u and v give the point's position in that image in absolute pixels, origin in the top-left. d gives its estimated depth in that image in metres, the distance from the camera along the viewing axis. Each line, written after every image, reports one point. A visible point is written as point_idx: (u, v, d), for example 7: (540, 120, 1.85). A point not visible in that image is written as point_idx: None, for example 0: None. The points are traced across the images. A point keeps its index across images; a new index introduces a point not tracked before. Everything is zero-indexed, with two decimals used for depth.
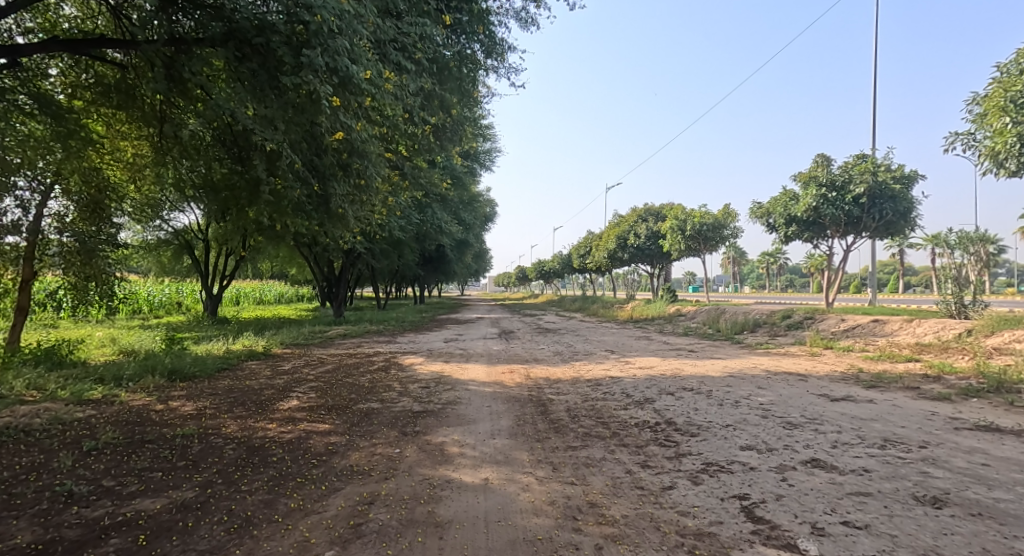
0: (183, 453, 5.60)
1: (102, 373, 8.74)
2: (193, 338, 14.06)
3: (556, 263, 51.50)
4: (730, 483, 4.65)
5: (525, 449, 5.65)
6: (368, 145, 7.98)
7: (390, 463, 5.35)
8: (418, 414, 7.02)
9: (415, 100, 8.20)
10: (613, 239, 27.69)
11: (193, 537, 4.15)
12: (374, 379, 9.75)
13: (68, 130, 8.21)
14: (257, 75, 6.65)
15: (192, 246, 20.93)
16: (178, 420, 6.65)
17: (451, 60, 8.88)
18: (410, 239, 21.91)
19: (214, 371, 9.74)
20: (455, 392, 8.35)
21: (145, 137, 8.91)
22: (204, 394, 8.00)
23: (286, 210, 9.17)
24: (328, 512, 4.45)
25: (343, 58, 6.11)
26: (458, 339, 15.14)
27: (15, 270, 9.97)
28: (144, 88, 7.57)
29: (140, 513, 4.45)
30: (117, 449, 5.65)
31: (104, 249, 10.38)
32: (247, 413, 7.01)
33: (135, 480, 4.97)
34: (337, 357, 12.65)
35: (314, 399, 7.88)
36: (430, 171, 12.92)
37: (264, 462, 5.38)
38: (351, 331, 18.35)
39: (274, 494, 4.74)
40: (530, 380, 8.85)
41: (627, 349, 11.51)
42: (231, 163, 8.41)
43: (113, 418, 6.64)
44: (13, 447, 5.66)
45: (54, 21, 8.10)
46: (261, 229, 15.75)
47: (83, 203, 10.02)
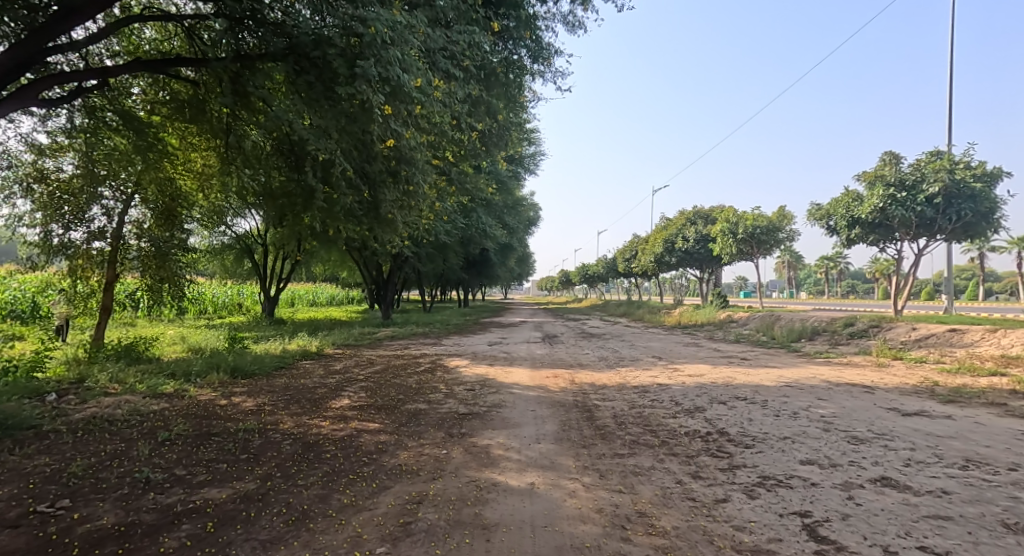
0: (245, 446, 5.74)
1: (173, 368, 9.12)
2: (254, 337, 14.54)
3: (601, 268, 51.05)
4: (790, 499, 4.47)
5: (570, 454, 5.59)
6: (416, 152, 8.08)
7: (438, 464, 5.36)
8: (463, 416, 7.03)
9: (462, 107, 8.34)
10: (659, 243, 27.28)
11: (254, 527, 4.23)
12: (422, 380, 9.86)
13: (147, 144, 8.50)
14: (313, 87, 6.84)
15: (253, 250, 21.66)
16: (240, 415, 6.83)
17: (498, 66, 9.12)
18: (455, 243, 22.10)
19: (273, 368, 10.06)
20: (500, 395, 8.34)
21: (213, 148, 9.16)
22: (263, 391, 8.22)
23: (338, 215, 9.40)
24: (379, 509, 4.49)
25: (395, 68, 6.23)
26: (501, 343, 15.14)
27: (101, 272, 10.52)
28: (213, 102, 7.82)
29: (209, 501, 4.58)
30: (187, 441, 5.84)
31: (177, 253, 10.82)
32: (303, 410, 7.15)
33: (204, 470, 5.12)
34: (386, 358, 12.84)
35: (365, 398, 7.99)
36: (476, 176, 13.06)
37: (319, 458, 5.46)
38: (398, 333, 18.69)
39: (328, 489, 4.80)
40: (576, 385, 8.76)
41: (675, 356, 11.30)
42: (289, 172, 8.69)
43: (184, 411, 6.91)
44: (99, 434, 5.98)
45: (137, 43, 8.52)
46: (316, 235, 16.21)
47: (158, 211, 10.46)
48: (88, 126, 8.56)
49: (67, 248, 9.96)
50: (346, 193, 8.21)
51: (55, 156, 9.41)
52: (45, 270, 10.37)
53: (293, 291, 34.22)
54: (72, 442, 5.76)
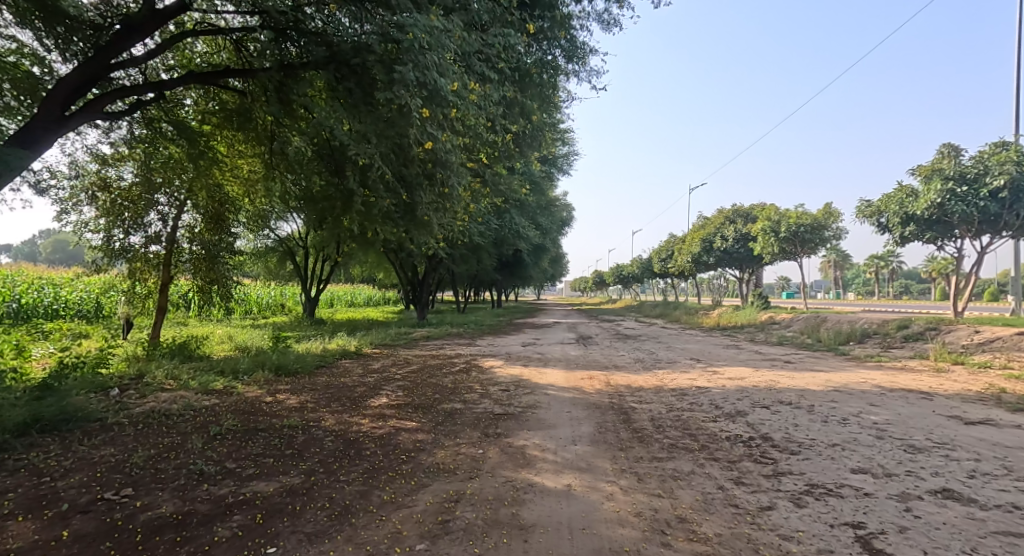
0: (290, 441, 5.86)
1: (222, 366, 9.39)
2: (296, 337, 14.91)
3: (635, 268, 50.55)
4: (841, 509, 4.31)
5: (607, 457, 5.51)
6: (452, 155, 8.15)
7: (474, 463, 5.36)
8: (498, 416, 7.01)
9: (497, 108, 8.41)
10: (697, 242, 26.87)
11: (300, 520, 4.32)
12: (457, 380, 9.90)
13: (199, 152, 8.94)
14: (353, 93, 7.12)
15: (295, 252, 22.15)
16: (285, 411, 6.98)
17: (532, 67, 9.19)
18: (488, 243, 22.16)
19: (315, 367, 10.25)
20: (534, 395, 8.31)
21: (258, 155, 9.43)
22: (305, 389, 8.38)
23: (377, 218, 9.66)
24: (418, 507, 4.51)
25: (433, 72, 6.33)
26: (535, 343, 15.10)
27: (157, 274, 11.00)
28: (258, 111, 8.21)
29: (257, 494, 4.70)
30: (236, 435, 6.00)
31: (225, 256, 11.20)
32: (343, 408, 7.25)
33: (252, 464, 5.25)
34: (422, 358, 12.92)
35: (403, 397, 8.05)
36: (510, 177, 13.08)
37: (359, 455, 5.53)
38: (433, 333, 18.81)
39: (368, 485, 4.86)
40: (611, 387, 8.66)
41: (714, 358, 11.08)
42: (329, 176, 8.90)
43: (233, 407, 7.10)
44: (157, 427, 6.24)
45: (189, 57, 8.87)
46: (355, 237, 16.57)
47: (208, 216, 10.85)
48: (147, 136, 9.11)
49: (127, 252, 10.57)
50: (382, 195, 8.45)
51: (118, 165, 10.05)
52: (106, 272, 10.93)
53: (331, 292, 34.82)
54: (134, 433, 6.03)
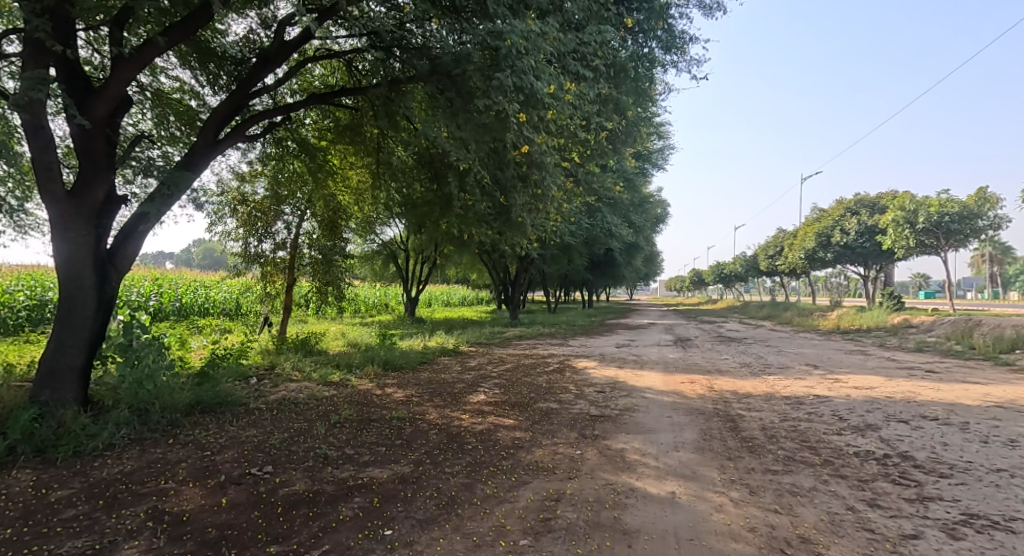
0: (399, 432, 6.67)
1: (338, 360, 10.63)
2: (400, 334, 15.78)
3: (740, 266, 48.43)
4: (1010, 545, 3.76)
5: (714, 466, 5.26)
6: (546, 156, 9.20)
7: (572, 463, 5.56)
8: (596, 419, 7.21)
9: (592, 106, 8.79)
10: (811, 238, 25.29)
11: (412, 507, 4.77)
12: (551, 380, 10.19)
13: (319, 164, 10.62)
14: (453, 102, 7.99)
15: (397, 255, 22.89)
16: (393, 404, 7.98)
17: (627, 62, 8.94)
18: (580, 243, 22.04)
19: (417, 363, 11.21)
20: (631, 399, 8.33)
21: (367, 165, 10.95)
22: (411, 383, 9.45)
23: (472, 219, 10.76)
24: (520, 503, 4.75)
25: (528, 75, 6.97)
26: (630, 344, 14.75)
27: (284, 276, 12.50)
28: (366, 124, 10.10)
29: (372, 479, 5.32)
30: (353, 424, 6.93)
31: (339, 259, 12.67)
32: (444, 402, 8.12)
33: (367, 451, 6.00)
34: (516, 357, 12.92)
35: (499, 394, 8.88)
36: (602, 175, 12.93)
37: (461, 449, 6.12)
38: (527, 332, 18.95)
39: (471, 479, 5.28)
40: (715, 392, 8.21)
41: (835, 365, 10.25)
42: (428, 183, 10.58)
43: (349, 397, 8.24)
44: (289, 412, 7.37)
45: (308, 80, 10.98)
46: (450, 240, 17.42)
47: (323, 223, 12.33)
48: (275, 154, 10.61)
49: (260, 257, 12.10)
50: (479, 197, 9.54)
51: (252, 182, 11.81)
52: (243, 275, 12.59)
53: (430, 293, 36.23)
54: (271, 415, 7.22)
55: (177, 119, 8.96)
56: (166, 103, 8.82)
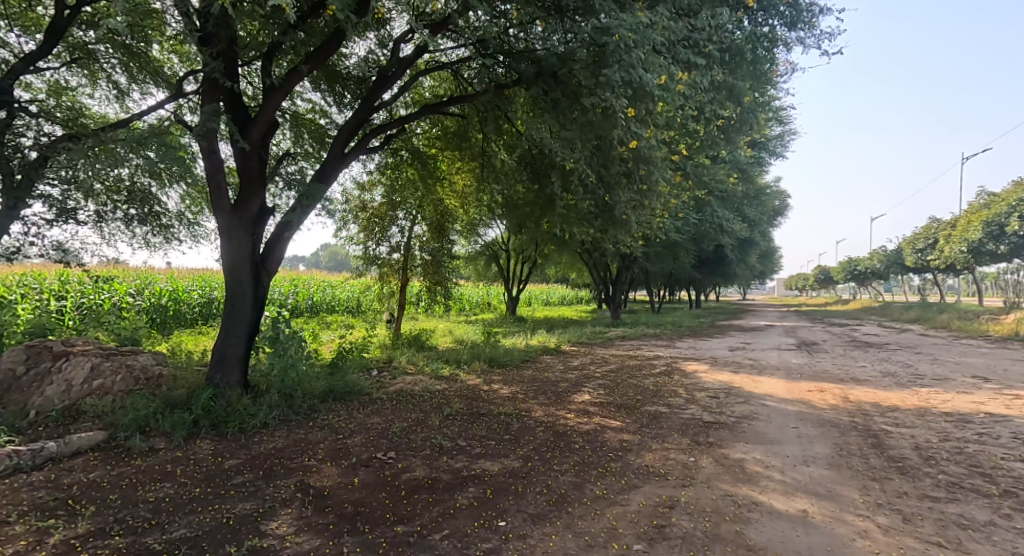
0: (507, 427, 7.21)
1: (448, 355, 11.20)
2: (503, 331, 15.65)
3: (879, 261, 44.44)
4: None
5: (853, 485, 5.19)
6: (654, 150, 9.01)
7: (686, 470, 5.74)
8: (710, 424, 7.10)
9: (708, 95, 8.52)
10: (978, 227, 22.77)
11: (524, 500, 5.23)
12: (659, 382, 9.69)
13: (428, 169, 11.11)
14: (559, 103, 8.39)
15: (498, 255, 22.88)
16: (499, 399, 8.52)
17: (745, 43, 8.46)
18: (687, 239, 21.09)
19: (522, 361, 11.46)
20: (750, 405, 7.81)
21: (473, 169, 11.49)
22: (516, 380, 9.83)
23: (575, 218, 10.42)
24: (632, 506, 5.05)
25: (637, 69, 7.18)
26: (745, 348, 13.74)
27: (399, 275, 12.94)
28: (473, 130, 10.58)
29: (485, 470, 5.86)
30: (464, 417, 7.60)
31: (446, 260, 12.94)
32: (550, 401, 8.48)
33: (478, 443, 6.62)
34: (620, 358, 12.46)
35: (605, 394, 8.83)
36: (714, 167, 12.24)
37: (569, 447, 6.49)
38: (631, 332, 18.44)
39: (581, 478, 5.63)
40: (849, 402, 7.46)
41: (1011, 379, 8.84)
42: (529, 182, 10.36)
43: (460, 391, 8.89)
44: (407, 403, 8.25)
45: (421, 92, 11.64)
46: (554, 237, 17.34)
47: (431, 226, 12.58)
48: (391, 163, 11.25)
49: (378, 258, 12.66)
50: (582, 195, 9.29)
51: (370, 189, 12.44)
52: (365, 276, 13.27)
53: (531, 292, 36.33)
54: (392, 405, 8.14)
55: (311, 136, 10.26)
56: (300, 122, 10.18)
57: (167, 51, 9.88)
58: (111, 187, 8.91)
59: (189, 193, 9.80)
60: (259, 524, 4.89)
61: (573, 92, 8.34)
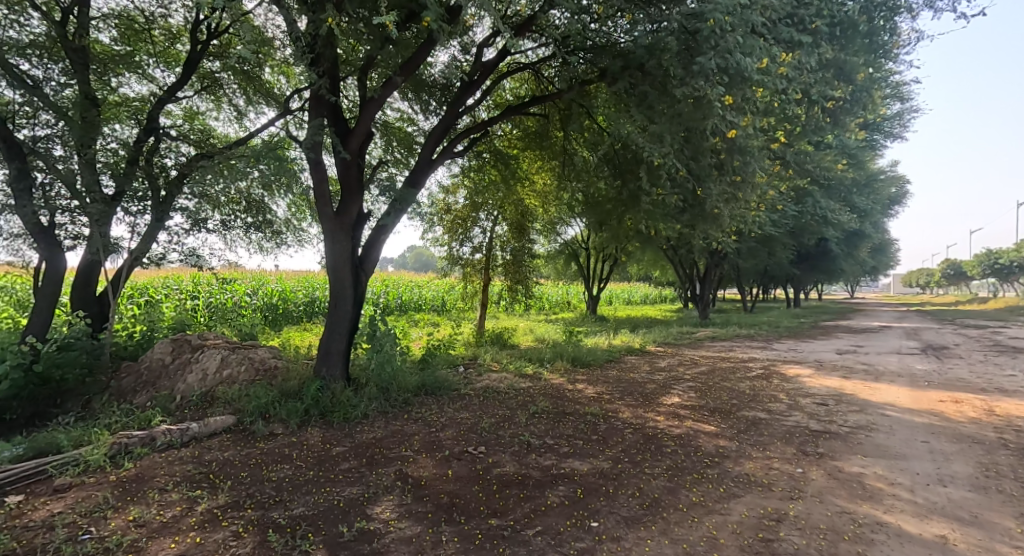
0: (594, 427, 6.86)
1: (532, 353, 10.94)
2: (585, 331, 15.20)
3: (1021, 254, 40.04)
4: None
5: (1002, 512, 4.58)
6: (751, 140, 8.44)
7: (795, 483, 5.22)
8: (818, 434, 6.45)
9: (815, 74, 7.97)
10: None
11: (616, 502, 4.99)
12: (757, 386, 8.96)
13: (509, 171, 10.92)
14: (647, 95, 7.97)
15: (579, 254, 22.47)
16: (585, 399, 8.10)
17: (858, 14, 7.94)
18: (785, 232, 19.84)
19: (605, 360, 11.02)
20: (866, 414, 7.02)
21: (552, 170, 11.25)
22: (601, 381, 9.37)
23: (660, 213, 10.01)
24: (733, 517, 4.68)
25: (733, 55, 6.78)
26: (856, 351, 12.59)
27: (481, 275, 12.82)
28: (552, 130, 10.36)
29: (574, 470, 5.63)
30: (550, 415, 7.32)
31: (527, 259, 12.70)
32: (637, 402, 8.02)
33: (565, 443, 6.35)
34: (712, 360, 11.70)
35: (696, 398, 8.25)
36: (822, 152, 11.35)
37: (660, 451, 6.08)
38: (722, 333, 17.42)
39: (674, 484, 5.28)
40: (992, 418, 6.58)
41: None
42: (612, 179, 10.03)
43: (544, 390, 8.58)
44: (493, 400, 8.08)
45: (502, 95, 11.47)
46: (640, 234, 16.74)
47: (512, 226, 12.42)
48: (475, 165, 11.14)
49: (462, 259, 12.59)
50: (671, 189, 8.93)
51: (453, 192, 12.41)
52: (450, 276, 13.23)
53: (612, 291, 35.51)
54: (479, 401, 8.02)
55: (400, 144, 10.33)
56: (390, 131, 10.27)
57: (277, 73, 10.39)
58: (234, 199, 9.40)
59: (299, 202, 10.20)
60: (365, 508, 4.97)
61: (661, 84, 7.88)
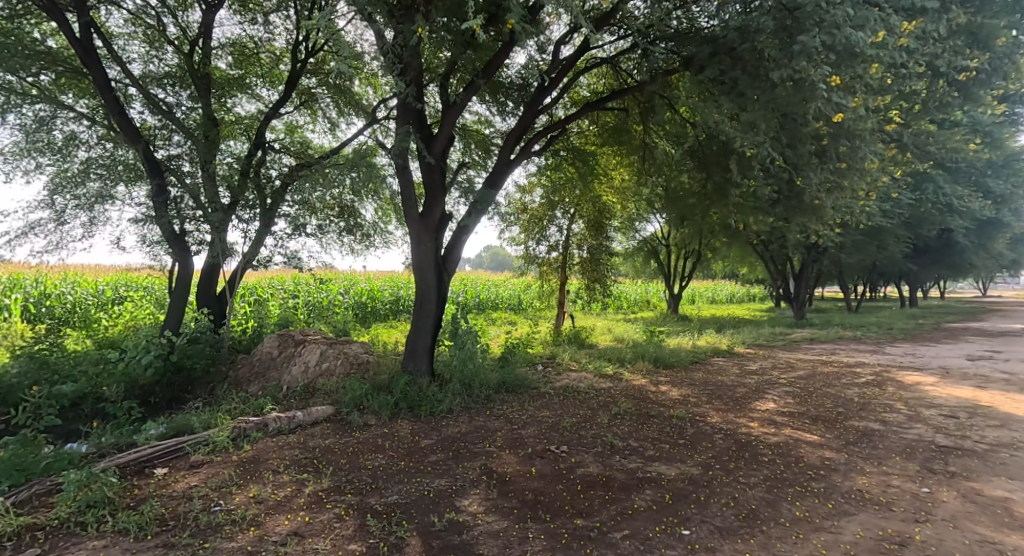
0: (681, 432, 6.52)
1: (611, 353, 10.28)
2: (667, 331, 14.38)
3: None
4: None
5: None
6: (864, 122, 7.42)
7: (919, 504, 4.99)
8: (948, 449, 6.10)
9: (942, 45, 7.04)
10: None
11: (708, 511, 4.83)
12: (865, 394, 8.14)
13: (588, 169, 10.47)
14: (739, 82, 7.29)
15: (657, 251, 21.52)
16: (670, 402, 7.61)
17: None
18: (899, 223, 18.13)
19: (691, 362, 10.19)
20: (1005, 432, 6.56)
21: (631, 165, 10.74)
22: (685, 382, 8.68)
23: (750, 206, 9.05)
24: (847, 536, 4.50)
25: (844, 30, 5.99)
26: (993, 358, 11.07)
27: (559, 273, 12.28)
28: (632, 122, 9.95)
29: (662, 474, 5.47)
30: (633, 417, 6.94)
31: (606, 257, 12.06)
32: (726, 406, 7.48)
33: (651, 446, 6.10)
34: (809, 362, 10.76)
35: (794, 405, 7.61)
36: (949, 132, 10.06)
37: (756, 459, 5.80)
38: (819, 334, 16.05)
39: (775, 495, 5.09)
40: None
41: None
42: (698, 171, 9.20)
43: (626, 391, 8.04)
44: (573, 399, 7.62)
45: (578, 91, 11.00)
46: (726, 229, 15.78)
47: (589, 223, 11.81)
48: (552, 164, 10.72)
49: (538, 258, 12.13)
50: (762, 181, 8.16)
51: (529, 191, 11.95)
52: (526, 276, 12.79)
53: (693, 289, 33.90)
54: (560, 400, 7.59)
55: (477, 147, 10.05)
56: (468, 133, 10.02)
57: (366, 85, 10.23)
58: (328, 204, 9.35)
59: (386, 205, 10.10)
60: (452, 500, 5.00)
61: (754, 68, 7.23)
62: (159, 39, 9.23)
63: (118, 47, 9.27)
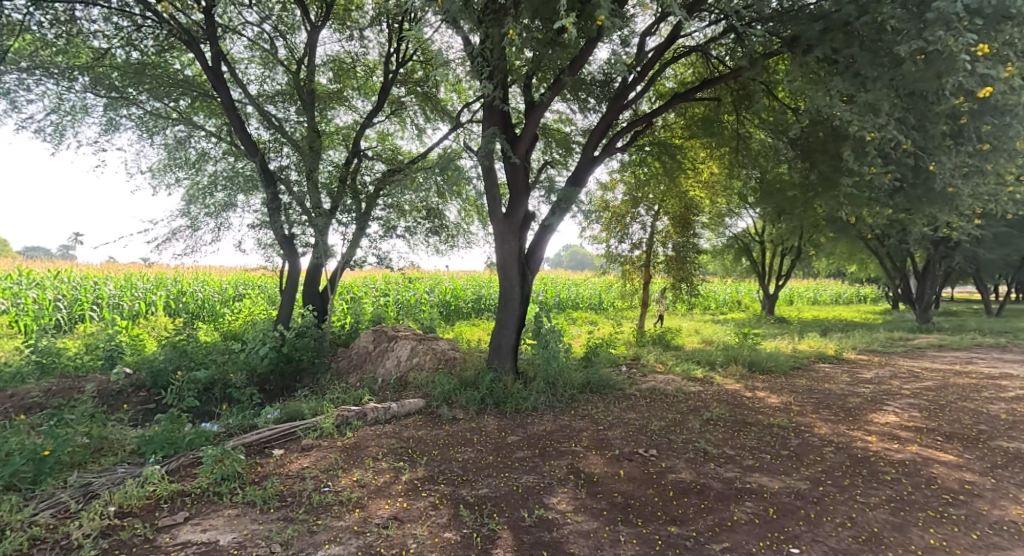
0: (784, 441, 5.62)
1: (699, 356, 9.35)
2: (763, 333, 13.10)
3: None
4: None
5: None
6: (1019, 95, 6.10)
7: None
8: None
9: None
10: None
11: (822, 531, 4.08)
12: (1012, 409, 6.81)
13: (673, 166, 9.59)
14: (857, 59, 6.24)
15: (751, 248, 19.92)
16: (769, 409, 6.65)
17: None
18: None
19: (792, 367, 9.03)
20: None
21: (723, 159, 9.73)
22: (786, 389, 7.64)
23: (862, 198, 7.78)
24: None
25: None
26: None
27: (641, 272, 11.51)
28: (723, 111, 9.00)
29: (764, 486, 4.67)
30: (728, 423, 6.09)
31: (694, 256, 11.13)
32: (837, 417, 6.44)
33: (750, 455, 5.26)
34: (936, 371, 9.30)
35: (922, 418, 6.44)
36: None
37: (876, 478, 4.86)
38: (948, 340, 14.12)
39: (902, 519, 4.23)
40: None
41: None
42: (802, 162, 8.14)
43: (718, 396, 7.17)
44: (661, 402, 6.85)
45: (663, 84, 10.12)
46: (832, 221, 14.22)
47: (675, 219, 10.96)
48: (634, 160, 9.93)
49: (620, 256, 11.38)
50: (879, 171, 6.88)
51: (610, 187, 11.22)
52: (608, 275, 12.02)
53: (793, 290, 31.38)
54: (646, 402, 6.85)
55: (556, 145, 9.44)
56: (548, 133, 9.45)
57: (451, 92, 9.95)
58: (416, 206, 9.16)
59: (470, 206, 9.75)
60: (541, 496, 4.50)
61: (874, 44, 6.23)
62: (272, 60, 9.35)
63: (239, 71, 9.49)
